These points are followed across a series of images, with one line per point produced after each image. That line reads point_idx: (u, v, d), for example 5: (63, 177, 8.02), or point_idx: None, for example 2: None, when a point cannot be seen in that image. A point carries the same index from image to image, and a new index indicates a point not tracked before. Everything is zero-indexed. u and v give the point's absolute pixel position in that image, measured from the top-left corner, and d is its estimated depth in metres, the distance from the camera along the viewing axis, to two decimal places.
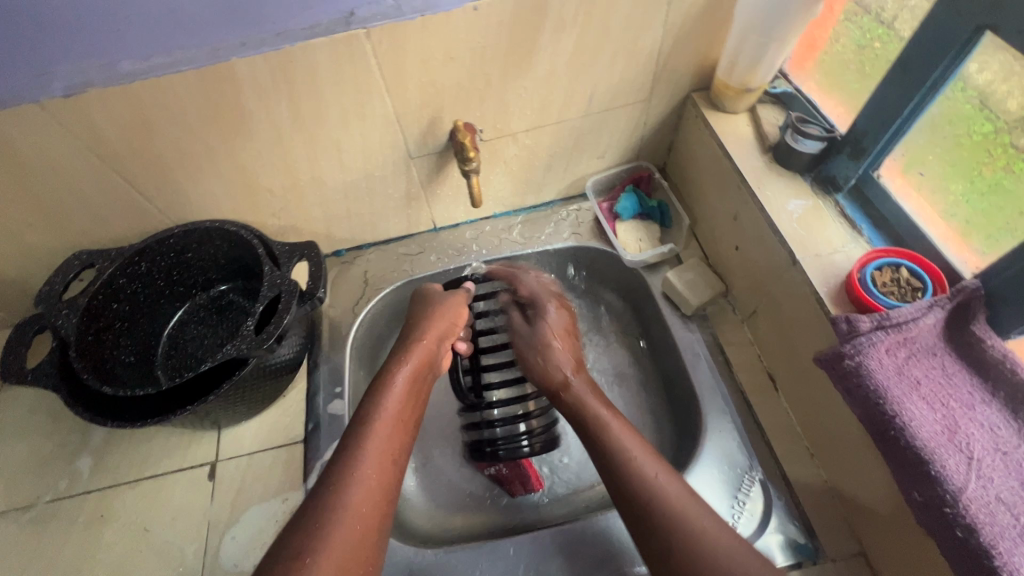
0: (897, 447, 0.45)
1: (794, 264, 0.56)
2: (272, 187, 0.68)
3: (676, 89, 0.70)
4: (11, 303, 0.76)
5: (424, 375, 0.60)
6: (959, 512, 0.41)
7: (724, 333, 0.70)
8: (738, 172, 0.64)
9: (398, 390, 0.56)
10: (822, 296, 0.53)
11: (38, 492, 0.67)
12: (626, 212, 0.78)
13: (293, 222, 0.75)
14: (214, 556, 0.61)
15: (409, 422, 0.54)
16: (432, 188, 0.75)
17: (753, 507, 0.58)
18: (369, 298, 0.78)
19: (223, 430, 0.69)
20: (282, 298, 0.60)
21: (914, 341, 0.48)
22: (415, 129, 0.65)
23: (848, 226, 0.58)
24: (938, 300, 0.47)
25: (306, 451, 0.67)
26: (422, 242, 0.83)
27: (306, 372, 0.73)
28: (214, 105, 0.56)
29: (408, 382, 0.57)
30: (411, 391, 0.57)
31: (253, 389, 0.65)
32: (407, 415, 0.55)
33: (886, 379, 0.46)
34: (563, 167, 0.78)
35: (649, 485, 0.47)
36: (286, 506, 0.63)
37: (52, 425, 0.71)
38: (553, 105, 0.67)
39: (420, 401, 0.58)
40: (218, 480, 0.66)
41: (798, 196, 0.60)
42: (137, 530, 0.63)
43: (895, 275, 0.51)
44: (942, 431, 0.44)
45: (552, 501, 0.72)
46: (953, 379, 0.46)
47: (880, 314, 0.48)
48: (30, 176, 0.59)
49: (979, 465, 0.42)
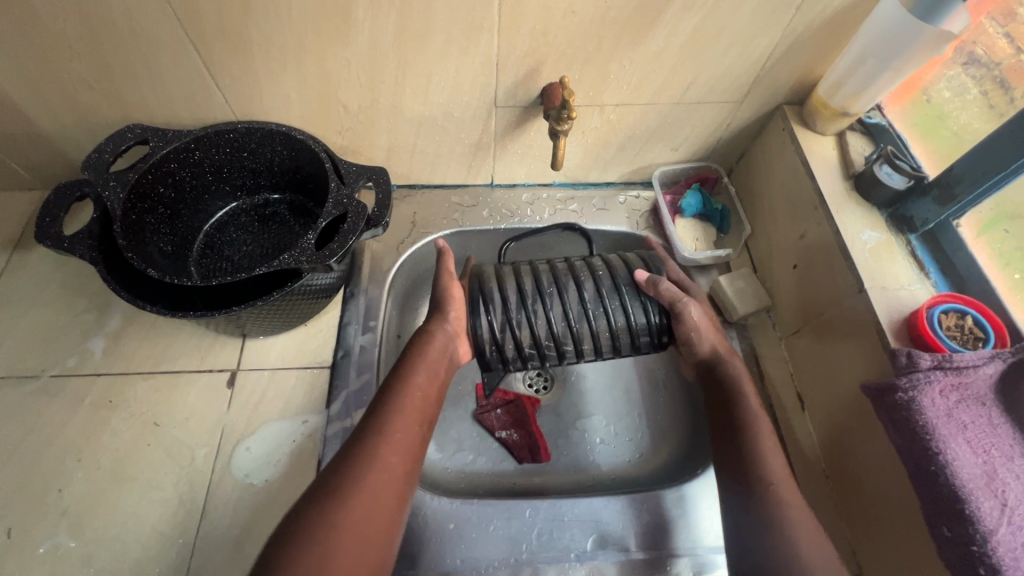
0: (936, 483, 0.46)
1: (860, 292, 0.57)
2: (348, 104, 0.65)
3: (771, 98, 0.70)
4: (41, 165, 0.72)
5: (448, 356, 0.60)
6: (986, 552, 0.43)
7: (760, 346, 0.71)
8: (818, 193, 0.64)
9: (426, 367, 0.56)
10: (883, 327, 0.54)
11: (44, 364, 0.64)
12: (689, 209, 0.78)
13: (356, 145, 0.72)
14: (225, 464, 0.59)
15: (436, 392, 0.56)
16: (505, 142, 0.73)
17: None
18: (415, 241, 0.77)
19: (249, 340, 0.67)
20: (348, 218, 0.58)
21: (968, 388, 0.49)
22: (510, 78, 0.63)
23: (916, 266, 0.59)
24: (999, 353, 0.49)
25: (333, 378, 0.65)
26: (476, 195, 0.81)
27: (342, 300, 0.71)
28: (322, 2, 0.53)
29: (434, 363, 0.57)
30: (433, 388, 0.56)
31: (292, 306, 0.63)
32: (435, 389, 0.56)
33: (937, 417, 0.48)
34: (636, 151, 0.77)
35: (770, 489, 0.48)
36: (305, 428, 0.62)
37: (69, 298, 0.68)
38: (650, 87, 0.66)
39: (443, 388, 0.57)
40: (237, 389, 0.64)
41: (873, 228, 0.61)
42: (147, 423, 0.61)
43: (960, 321, 0.53)
44: (981, 475, 0.46)
45: (560, 473, 0.72)
46: (997, 430, 0.48)
47: (943, 354, 0.49)
48: (107, 34, 0.55)
49: (1012, 512, 0.44)
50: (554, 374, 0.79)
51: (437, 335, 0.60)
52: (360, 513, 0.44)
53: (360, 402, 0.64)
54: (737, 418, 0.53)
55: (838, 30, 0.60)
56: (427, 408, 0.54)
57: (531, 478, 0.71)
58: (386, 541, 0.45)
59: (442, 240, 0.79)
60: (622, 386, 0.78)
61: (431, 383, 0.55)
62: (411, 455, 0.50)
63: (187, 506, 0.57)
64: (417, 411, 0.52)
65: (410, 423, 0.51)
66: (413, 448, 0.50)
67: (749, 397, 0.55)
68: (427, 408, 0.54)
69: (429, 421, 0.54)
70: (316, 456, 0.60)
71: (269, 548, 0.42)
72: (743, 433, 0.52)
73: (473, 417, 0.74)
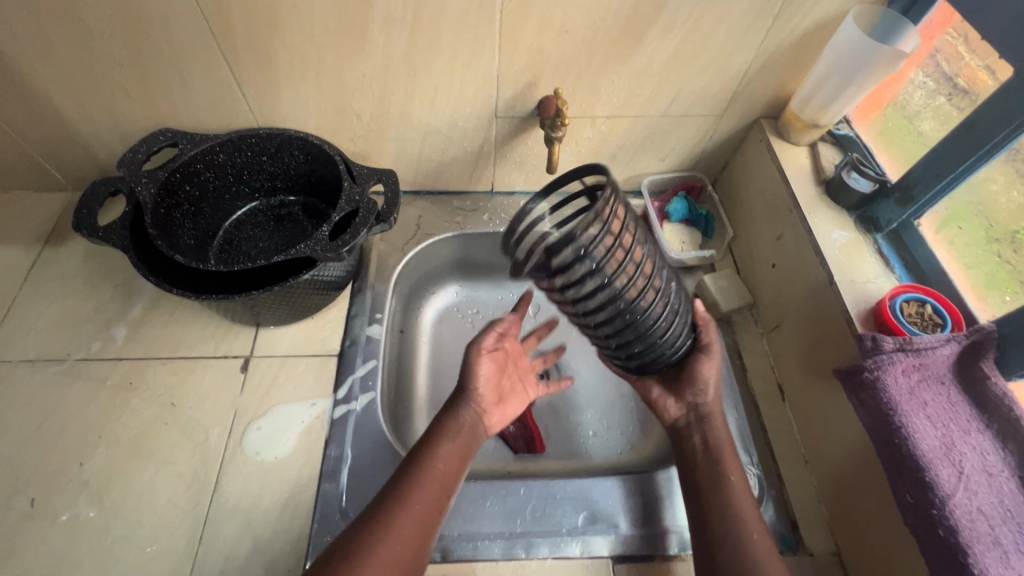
0: (899, 453, 0.50)
1: (830, 284, 0.62)
2: (361, 112, 0.72)
3: (749, 112, 0.76)
4: (74, 168, 0.78)
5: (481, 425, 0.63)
6: (944, 515, 0.47)
7: (743, 341, 0.75)
8: (792, 197, 0.70)
9: (454, 436, 0.59)
10: (851, 316, 0.59)
11: (69, 348, 0.68)
12: (676, 214, 0.82)
13: (367, 151, 0.78)
14: (238, 443, 0.63)
15: (461, 460, 0.58)
16: (505, 150, 0.79)
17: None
18: (419, 242, 0.82)
19: (262, 329, 0.71)
20: (359, 213, 0.64)
21: (928, 368, 0.53)
22: (510, 90, 0.70)
23: (882, 262, 0.64)
24: (955, 336, 0.53)
25: (340, 365, 0.69)
26: (477, 201, 0.87)
27: (350, 294, 0.75)
28: (341, 18, 0.60)
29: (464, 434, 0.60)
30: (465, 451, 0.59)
31: (305, 296, 0.68)
32: (461, 458, 0.59)
33: (899, 394, 0.52)
34: (626, 161, 0.83)
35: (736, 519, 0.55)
36: (313, 411, 0.66)
37: (95, 288, 0.73)
38: (637, 101, 0.73)
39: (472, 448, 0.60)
40: (250, 373, 0.68)
41: (842, 228, 0.66)
42: (165, 403, 0.65)
43: (920, 309, 0.57)
44: (940, 446, 0.50)
45: (554, 463, 0.75)
46: (956, 407, 0.52)
47: (904, 337, 0.53)
48: (148, 45, 0.61)
49: (968, 480, 0.48)
50: (549, 370, 0.84)
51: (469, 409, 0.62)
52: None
53: (365, 387, 0.68)
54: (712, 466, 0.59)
55: (805, 50, 0.67)
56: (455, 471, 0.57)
57: (526, 466, 0.75)
58: None
59: (445, 242, 0.84)
60: (613, 382, 0.82)
61: (456, 452, 0.58)
62: (427, 522, 0.53)
63: (200, 479, 0.60)
64: (440, 477, 0.56)
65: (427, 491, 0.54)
66: (431, 514, 0.54)
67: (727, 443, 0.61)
68: (450, 479, 0.56)
69: (453, 488, 0.57)
70: (323, 436, 0.64)
71: None
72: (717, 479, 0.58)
73: None
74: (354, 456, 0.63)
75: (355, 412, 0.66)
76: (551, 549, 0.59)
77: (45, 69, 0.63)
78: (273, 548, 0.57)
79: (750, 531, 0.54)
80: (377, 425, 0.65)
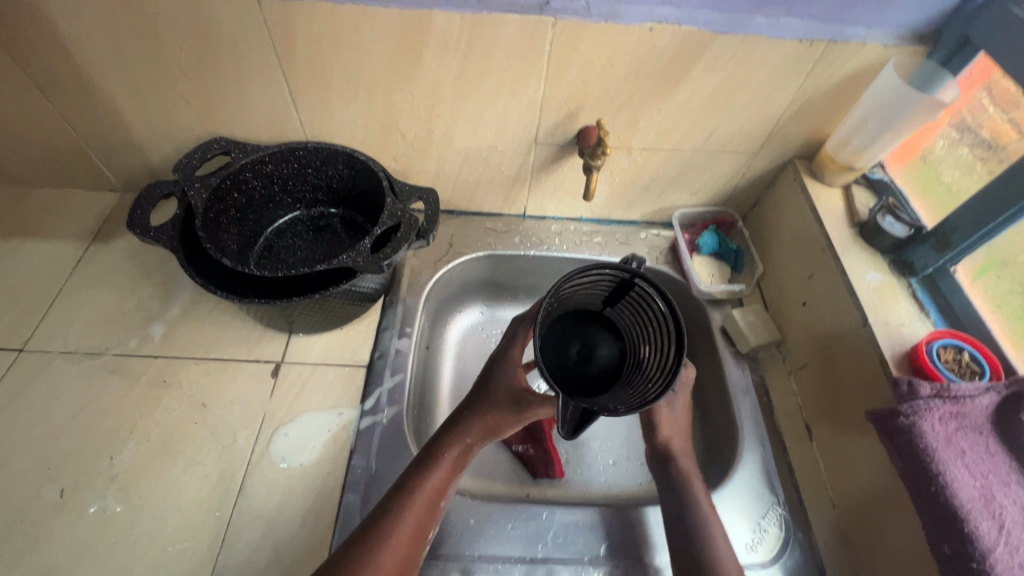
0: (936, 501, 0.50)
1: (864, 325, 0.62)
2: (406, 132, 0.74)
3: (783, 152, 0.77)
4: (128, 170, 0.81)
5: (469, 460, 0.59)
6: (985, 569, 0.46)
7: (770, 378, 0.75)
8: (826, 237, 0.70)
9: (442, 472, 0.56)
10: (886, 358, 0.59)
11: (108, 343, 0.70)
12: (706, 247, 0.83)
13: (407, 169, 0.80)
14: (265, 447, 0.63)
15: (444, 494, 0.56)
16: (540, 176, 0.81)
17: (761, 549, 0.61)
18: (451, 259, 0.83)
19: (294, 336, 0.72)
20: (401, 228, 0.65)
21: (965, 416, 0.53)
22: (552, 119, 0.72)
23: (917, 306, 0.64)
24: (994, 385, 0.54)
25: (368, 376, 0.70)
26: (509, 223, 0.89)
27: (381, 307, 0.77)
28: (397, 43, 0.62)
29: (451, 470, 0.57)
30: (449, 485, 0.57)
31: (340, 306, 0.69)
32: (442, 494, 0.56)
33: (936, 441, 0.51)
34: (658, 193, 0.85)
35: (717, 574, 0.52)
36: (340, 420, 0.66)
37: (137, 285, 0.75)
38: (674, 135, 0.74)
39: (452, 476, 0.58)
40: (280, 378, 0.69)
41: (876, 270, 0.67)
42: (196, 403, 0.66)
43: (957, 355, 0.57)
44: (979, 497, 0.49)
45: (572, 490, 0.75)
46: (995, 458, 0.51)
47: (941, 384, 0.53)
48: (214, 59, 0.65)
49: (1009, 534, 0.47)
50: None
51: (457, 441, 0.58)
52: None
53: (393, 400, 0.68)
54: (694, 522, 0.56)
55: (843, 96, 0.69)
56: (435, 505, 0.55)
57: (543, 491, 0.75)
58: None
59: (475, 261, 0.85)
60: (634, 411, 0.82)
61: (437, 487, 0.56)
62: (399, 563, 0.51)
63: (226, 482, 0.61)
64: (418, 516, 0.54)
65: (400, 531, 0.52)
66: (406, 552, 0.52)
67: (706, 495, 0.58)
68: (429, 514, 0.54)
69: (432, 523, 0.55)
70: (349, 446, 0.64)
71: None
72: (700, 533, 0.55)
73: None
74: (378, 469, 0.63)
75: (381, 424, 0.66)
76: None
77: (115, 76, 0.67)
78: (292, 557, 0.57)
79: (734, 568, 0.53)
80: (401, 439, 0.65)
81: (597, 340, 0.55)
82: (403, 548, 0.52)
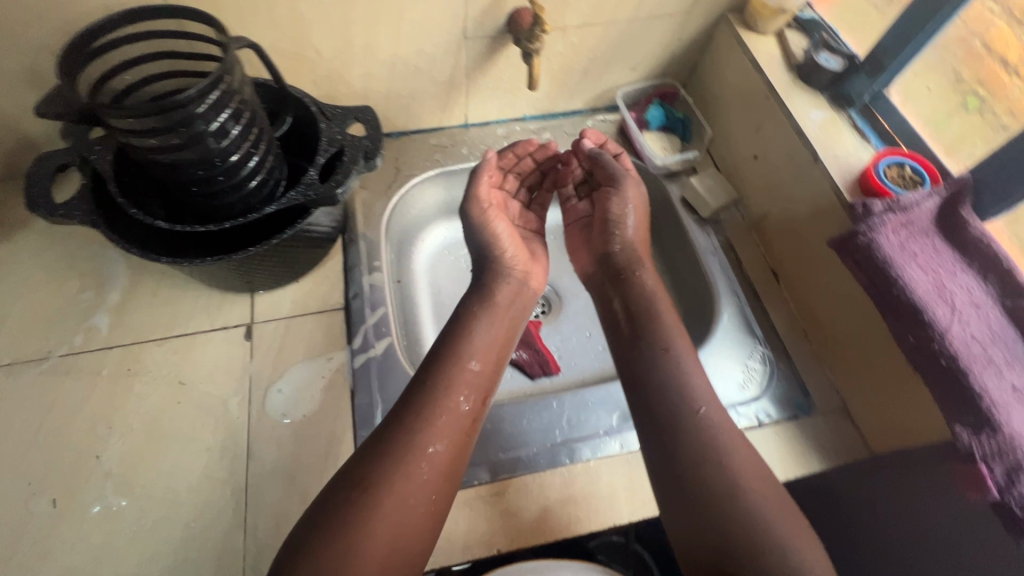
0: (899, 301, 0.55)
1: (816, 162, 0.65)
2: (322, 49, 0.67)
3: (715, 7, 0.76)
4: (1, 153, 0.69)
5: (515, 307, 0.69)
6: (945, 346, 0.52)
7: (733, 236, 0.78)
8: (768, 84, 0.71)
9: (486, 323, 0.65)
10: (839, 187, 0.62)
11: (50, 345, 0.63)
12: (654, 121, 0.83)
13: (333, 92, 0.73)
14: (260, 408, 0.61)
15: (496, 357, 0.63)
16: (476, 77, 0.77)
17: (753, 386, 0.67)
18: (401, 184, 0.80)
19: (258, 294, 0.68)
20: (345, 152, 0.61)
21: (913, 222, 0.57)
22: (477, 7, 0.66)
23: (859, 135, 0.66)
24: (935, 191, 0.58)
25: (349, 316, 0.68)
26: (453, 136, 0.84)
27: (342, 247, 0.73)
28: None
29: (497, 325, 0.66)
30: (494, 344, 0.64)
31: (297, 251, 0.64)
32: (494, 351, 0.63)
33: (891, 249, 0.56)
34: (599, 74, 0.82)
35: (741, 498, 0.49)
36: (331, 364, 0.64)
37: (60, 278, 0.67)
38: (605, 6, 0.71)
39: (512, 343, 0.66)
40: (256, 339, 0.65)
41: (818, 108, 0.69)
42: (172, 383, 0.62)
43: (900, 172, 0.61)
44: (933, 288, 0.54)
45: (570, 380, 0.78)
46: (942, 254, 0.56)
47: (890, 199, 0.58)
48: None
49: (960, 313, 0.53)
50: (550, 299, 0.85)
51: (509, 280, 0.70)
52: (417, 468, 0.51)
53: (380, 333, 0.66)
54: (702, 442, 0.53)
55: None
56: (494, 360, 0.62)
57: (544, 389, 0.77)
58: (427, 507, 0.50)
59: (426, 181, 0.82)
60: None
61: (491, 340, 0.63)
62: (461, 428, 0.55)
63: (231, 449, 0.59)
64: (476, 377, 0.59)
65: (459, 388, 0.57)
66: (463, 426, 0.55)
67: (704, 391, 0.56)
68: (480, 390, 0.59)
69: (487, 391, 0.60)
70: (348, 388, 0.63)
71: (350, 466, 0.51)
72: (709, 463, 0.51)
73: None
74: (383, 401, 0.63)
75: (374, 360, 0.65)
76: (594, 451, 0.62)
77: None
78: None
79: (745, 481, 0.50)
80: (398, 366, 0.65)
81: (211, 112, 0.49)
82: (470, 403, 0.57)
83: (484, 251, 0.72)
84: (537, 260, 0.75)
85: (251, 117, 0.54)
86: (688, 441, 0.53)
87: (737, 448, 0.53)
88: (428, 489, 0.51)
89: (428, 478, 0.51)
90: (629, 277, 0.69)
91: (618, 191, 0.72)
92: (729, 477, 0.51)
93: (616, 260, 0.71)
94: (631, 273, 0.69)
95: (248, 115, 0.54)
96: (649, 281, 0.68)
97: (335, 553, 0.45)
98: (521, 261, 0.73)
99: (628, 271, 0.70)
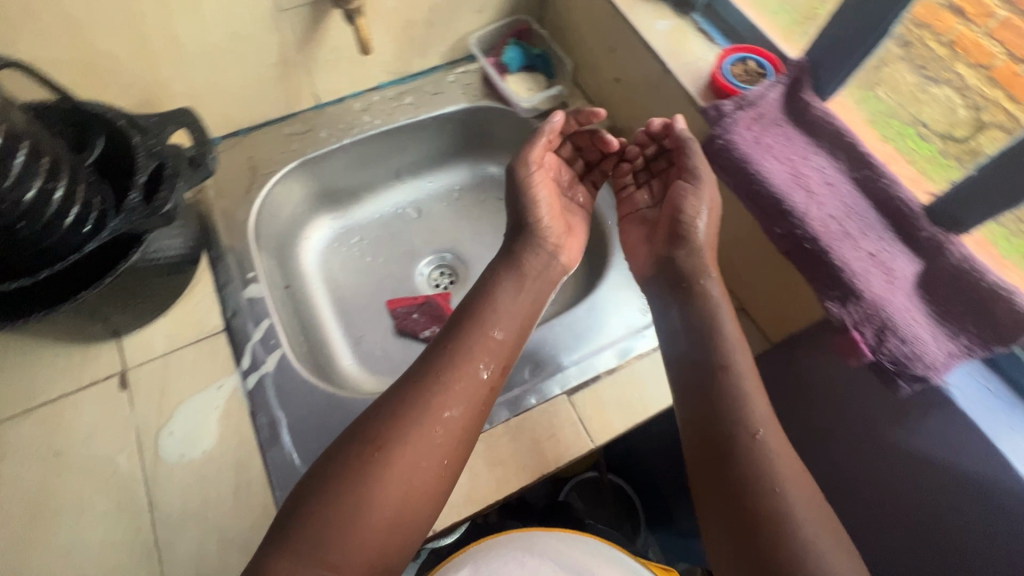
0: (758, 194, 0.56)
1: (667, 73, 0.64)
2: (117, 52, 0.59)
3: None
4: None
5: (543, 272, 0.63)
6: (805, 228, 0.53)
7: None
8: (610, 2, 0.69)
9: (509, 290, 0.60)
10: (693, 94, 0.62)
11: None
12: (513, 62, 0.80)
13: (151, 99, 0.65)
14: (154, 457, 0.57)
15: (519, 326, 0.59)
16: (310, 51, 0.70)
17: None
18: (261, 185, 0.74)
19: (124, 337, 0.62)
20: (168, 164, 0.54)
21: (764, 115, 0.58)
22: None
23: (705, 39, 0.66)
24: (778, 80, 0.59)
25: (232, 337, 0.63)
26: (308, 120, 0.78)
27: (209, 265, 0.67)
28: None
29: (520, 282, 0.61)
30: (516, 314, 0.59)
31: (149, 282, 0.58)
32: (520, 322, 0.59)
33: (746, 145, 0.57)
34: (446, 24, 0.77)
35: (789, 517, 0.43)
36: (222, 392, 0.60)
37: None
38: None
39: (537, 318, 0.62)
40: (133, 386, 0.60)
41: (662, 17, 0.67)
42: (48, 456, 0.56)
43: (745, 67, 0.62)
44: (788, 175, 0.55)
45: None
46: (794, 141, 0.57)
47: (738, 96, 0.58)
48: None
49: (814, 194, 0.55)
50: (455, 268, 0.84)
51: (539, 251, 0.64)
52: (421, 441, 0.48)
53: (269, 347, 0.63)
54: (744, 452, 0.46)
55: None
56: (516, 333, 0.58)
57: None
58: (431, 479, 0.48)
59: (290, 176, 0.77)
60: None
61: (515, 308, 0.59)
62: (473, 400, 0.52)
63: (130, 507, 0.54)
64: (493, 348, 0.55)
65: (471, 367, 0.53)
66: (479, 392, 0.53)
67: (759, 402, 0.49)
68: (491, 374, 0.54)
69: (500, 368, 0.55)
70: (246, 411, 0.59)
71: (353, 430, 0.49)
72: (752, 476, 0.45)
73: (396, 330, 0.78)
74: (286, 414, 0.60)
75: (269, 375, 0.62)
76: (512, 409, 0.61)
77: None
78: (238, 533, 0.54)
79: (791, 496, 0.44)
80: (296, 373, 0.62)
81: None
82: (490, 371, 0.54)
83: (519, 213, 0.65)
84: (573, 233, 0.68)
85: (33, 146, 0.47)
86: (731, 446, 0.47)
87: (784, 460, 0.46)
88: (433, 459, 0.48)
89: (439, 444, 0.49)
90: (694, 289, 0.58)
91: (706, 184, 0.59)
92: (773, 494, 0.44)
93: (680, 266, 0.60)
94: (694, 284, 0.58)
95: (30, 145, 0.47)
96: (712, 288, 0.57)
97: (330, 518, 0.44)
98: (555, 233, 0.66)
99: (694, 281, 0.58)
